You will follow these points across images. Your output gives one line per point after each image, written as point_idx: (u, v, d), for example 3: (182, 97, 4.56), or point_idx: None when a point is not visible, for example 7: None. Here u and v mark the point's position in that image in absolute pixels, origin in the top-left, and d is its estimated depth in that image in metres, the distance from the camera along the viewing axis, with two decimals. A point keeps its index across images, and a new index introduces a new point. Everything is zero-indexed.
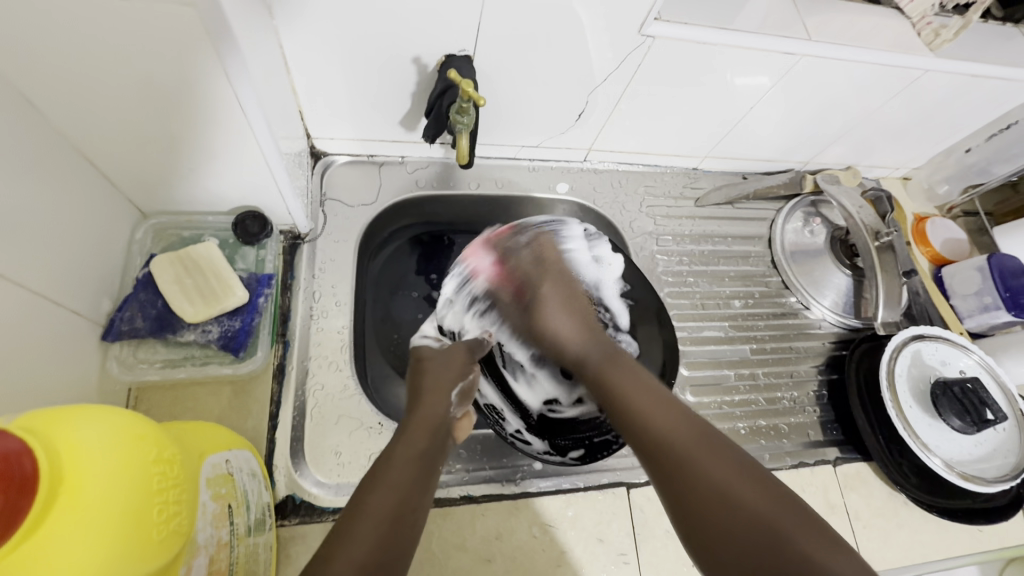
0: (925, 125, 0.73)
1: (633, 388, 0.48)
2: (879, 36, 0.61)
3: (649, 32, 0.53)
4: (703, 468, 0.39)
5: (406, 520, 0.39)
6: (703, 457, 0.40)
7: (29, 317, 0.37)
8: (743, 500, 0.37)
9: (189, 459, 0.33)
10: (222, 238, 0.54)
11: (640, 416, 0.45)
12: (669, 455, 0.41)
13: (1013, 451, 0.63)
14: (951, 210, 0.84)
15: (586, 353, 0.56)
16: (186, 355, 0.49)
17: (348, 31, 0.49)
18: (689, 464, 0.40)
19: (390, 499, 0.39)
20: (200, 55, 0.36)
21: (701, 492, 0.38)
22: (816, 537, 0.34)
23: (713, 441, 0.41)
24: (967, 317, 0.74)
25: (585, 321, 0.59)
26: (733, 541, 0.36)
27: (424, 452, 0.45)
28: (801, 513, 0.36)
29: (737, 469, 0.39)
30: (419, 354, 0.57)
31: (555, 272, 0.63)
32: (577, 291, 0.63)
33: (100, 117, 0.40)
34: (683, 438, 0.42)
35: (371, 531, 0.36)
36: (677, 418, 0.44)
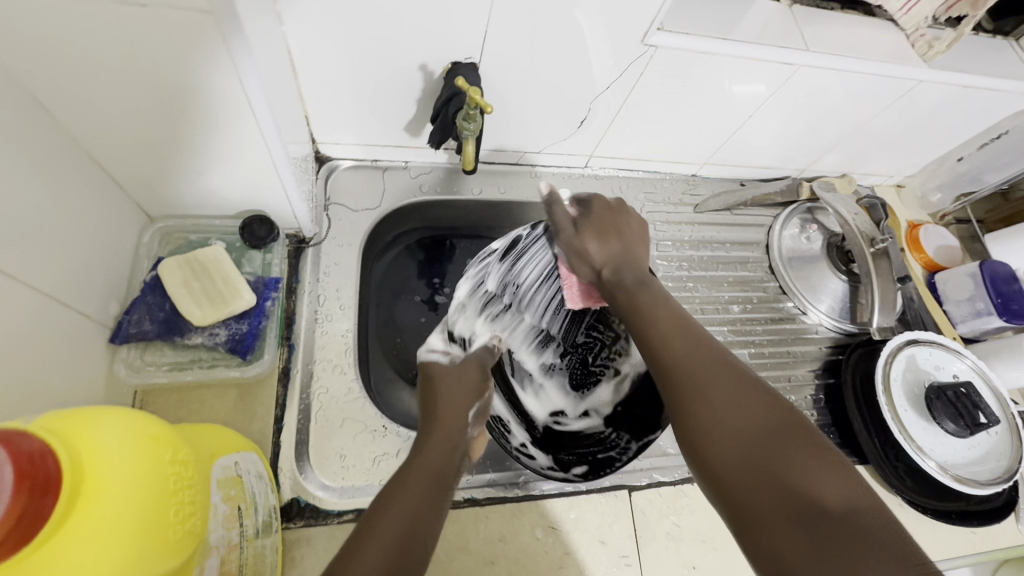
0: (919, 134, 0.75)
1: (650, 306, 0.45)
2: (874, 47, 0.62)
3: (652, 42, 0.54)
4: (708, 389, 0.37)
5: (418, 539, 0.37)
6: (710, 378, 0.38)
7: (39, 319, 0.37)
8: (743, 424, 0.35)
9: (201, 461, 0.33)
10: (228, 241, 0.54)
11: (652, 339, 0.43)
12: (677, 370, 0.40)
13: (1005, 454, 0.65)
14: (944, 217, 0.86)
15: (613, 271, 0.52)
16: (193, 358, 0.49)
17: (357, 37, 0.50)
18: (696, 382, 0.38)
19: (401, 516, 0.37)
20: (214, 61, 0.36)
21: (703, 413, 0.37)
22: (818, 463, 0.33)
23: (725, 364, 0.39)
24: (961, 322, 0.76)
25: (626, 247, 0.53)
26: (727, 461, 0.35)
27: (439, 471, 0.43)
28: (807, 440, 0.34)
29: (745, 390, 0.37)
30: (430, 371, 0.54)
31: (606, 207, 0.57)
32: (625, 219, 0.56)
33: (112, 121, 0.40)
34: (692, 359, 0.40)
35: (381, 552, 0.35)
36: (690, 342, 0.41)
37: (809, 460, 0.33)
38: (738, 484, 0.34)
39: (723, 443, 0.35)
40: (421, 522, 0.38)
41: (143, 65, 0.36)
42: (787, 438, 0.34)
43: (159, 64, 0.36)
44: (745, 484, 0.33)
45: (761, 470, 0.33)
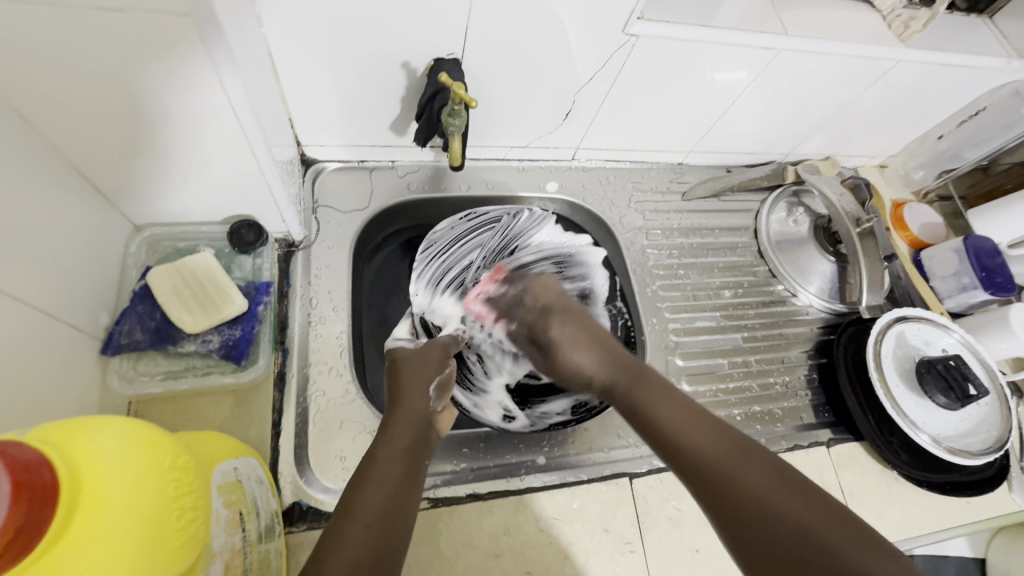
0: (900, 114, 0.76)
1: (665, 402, 0.49)
2: (851, 29, 0.63)
3: (633, 31, 0.54)
4: (750, 486, 0.40)
5: (398, 517, 0.40)
6: (739, 474, 0.41)
7: (28, 333, 0.37)
8: (787, 513, 0.38)
9: (201, 468, 0.33)
10: (217, 248, 0.54)
11: (682, 442, 0.45)
12: (711, 471, 0.42)
13: (996, 423, 0.66)
14: (926, 194, 0.87)
15: (611, 378, 0.55)
16: (187, 366, 0.49)
17: (337, 36, 0.49)
18: (732, 479, 0.41)
19: (377, 497, 0.40)
20: (195, 64, 0.36)
21: (737, 512, 0.40)
22: (857, 541, 0.36)
23: (743, 446, 0.43)
24: (947, 297, 0.77)
25: (603, 347, 0.57)
26: (769, 551, 0.37)
27: (412, 447, 0.46)
28: (849, 520, 0.37)
29: (767, 475, 0.41)
30: (394, 355, 0.55)
31: (562, 308, 0.62)
32: (592, 320, 0.61)
33: (93, 130, 0.39)
34: (714, 447, 0.44)
35: (360, 533, 0.37)
36: (714, 437, 0.45)
37: (846, 539, 0.36)
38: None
39: (760, 534, 0.38)
40: (396, 496, 0.41)
41: (123, 70, 0.36)
42: (820, 518, 0.38)
43: (135, 67, 0.36)
44: None
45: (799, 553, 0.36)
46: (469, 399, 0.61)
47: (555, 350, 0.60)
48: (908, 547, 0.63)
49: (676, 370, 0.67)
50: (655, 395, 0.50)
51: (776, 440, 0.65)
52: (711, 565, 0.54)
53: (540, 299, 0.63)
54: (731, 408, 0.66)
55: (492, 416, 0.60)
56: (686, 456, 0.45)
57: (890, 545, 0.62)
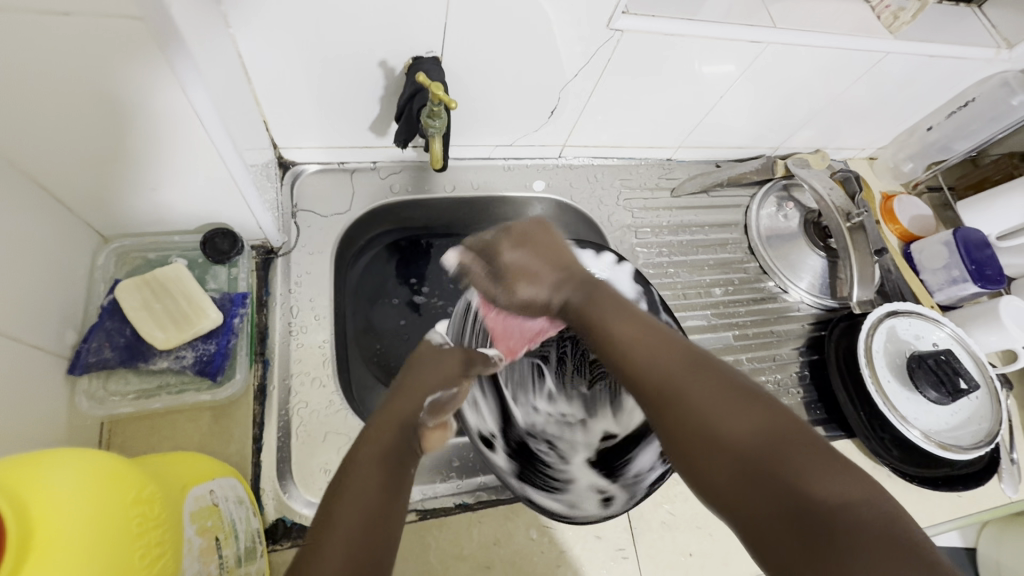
0: (889, 106, 0.75)
1: (631, 326, 0.50)
2: (839, 20, 0.62)
3: (617, 26, 0.52)
4: (696, 400, 0.41)
5: (378, 525, 0.39)
6: (694, 389, 0.42)
7: None
8: (726, 424, 0.38)
9: (171, 496, 0.32)
10: (190, 258, 0.52)
11: (639, 359, 0.47)
12: (666, 386, 0.43)
13: (987, 417, 0.66)
14: (916, 186, 0.86)
15: (565, 298, 0.56)
16: (160, 384, 0.47)
17: (310, 35, 0.47)
18: (682, 391, 0.42)
19: (355, 507, 0.39)
20: (154, 70, 0.34)
21: (698, 428, 0.40)
22: (807, 455, 0.36)
23: (710, 374, 0.43)
24: (937, 290, 0.77)
25: (562, 266, 0.57)
26: (724, 465, 0.37)
27: (395, 450, 0.44)
28: (800, 437, 0.37)
29: (728, 396, 0.40)
30: (407, 354, 0.54)
31: (522, 232, 0.59)
32: (557, 240, 0.59)
33: (49, 141, 0.37)
34: (678, 373, 0.44)
35: (336, 545, 0.36)
36: (674, 355, 0.45)
37: (806, 454, 0.36)
38: (736, 488, 0.36)
39: (715, 449, 0.38)
40: (380, 503, 0.40)
41: (76, 75, 0.33)
42: (781, 437, 0.37)
43: (90, 73, 0.34)
44: (745, 491, 0.36)
45: (756, 470, 0.36)
46: (480, 422, 0.53)
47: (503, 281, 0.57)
48: None
49: None
50: (626, 326, 0.50)
51: None
52: (705, 568, 0.54)
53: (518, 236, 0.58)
54: None
55: (499, 452, 0.51)
56: (647, 378, 0.45)
57: None
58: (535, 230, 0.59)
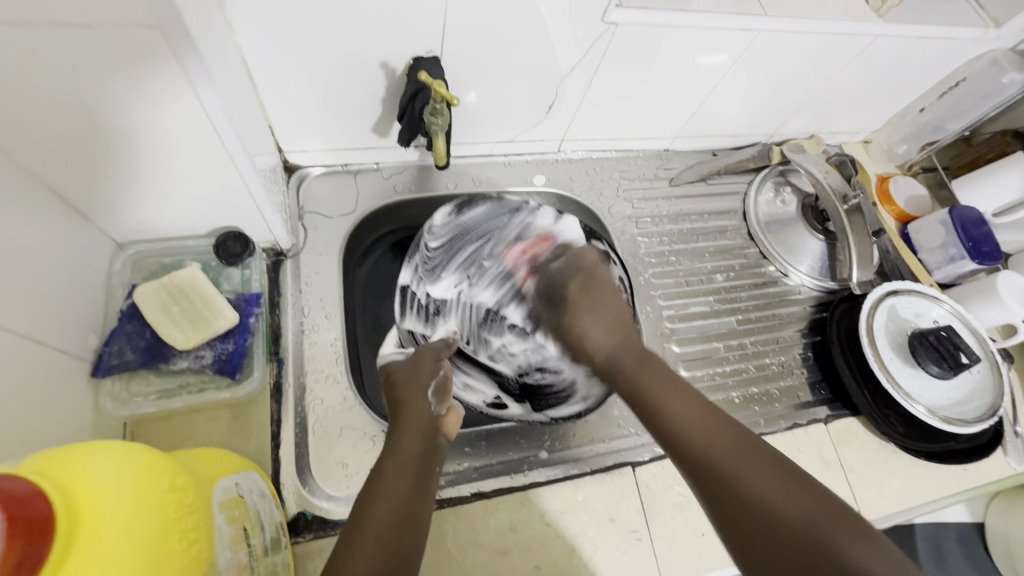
0: (881, 88, 0.76)
1: (663, 388, 0.48)
2: (830, 5, 0.63)
3: (612, 19, 0.53)
4: (747, 479, 0.39)
5: (410, 529, 0.39)
6: (740, 466, 0.40)
7: (16, 361, 0.36)
8: (781, 508, 0.37)
9: (200, 486, 0.33)
10: (203, 262, 0.53)
11: (677, 427, 0.44)
12: (710, 461, 0.41)
13: (988, 391, 0.67)
14: (911, 167, 0.87)
15: (612, 354, 0.53)
16: (180, 383, 0.48)
17: (312, 41, 0.49)
18: (729, 470, 0.40)
19: (388, 508, 0.40)
20: (169, 79, 0.35)
21: (751, 512, 0.38)
22: (861, 538, 0.35)
23: (752, 449, 0.41)
24: (936, 269, 0.78)
25: (616, 321, 0.55)
26: (776, 552, 0.36)
27: (420, 455, 0.45)
28: (850, 521, 0.36)
29: (776, 477, 0.39)
30: (387, 370, 0.54)
31: (588, 274, 0.58)
32: (599, 279, 0.58)
33: (67, 150, 0.38)
34: (721, 447, 0.42)
35: (372, 545, 0.37)
36: (714, 423, 0.43)
37: (858, 541, 0.35)
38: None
39: (771, 535, 0.36)
40: (409, 505, 0.41)
41: (91, 83, 0.35)
42: (838, 522, 0.36)
43: (106, 82, 0.35)
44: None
45: (813, 557, 0.34)
46: (478, 397, 0.61)
47: (567, 309, 0.58)
48: (907, 517, 0.64)
49: (673, 357, 0.68)
50: (663, 390, 0.47)
51: (774, 420, 0.66)
52: (718, 547, 0.55)
53: (575, 261, 0.60)
54: (729, 390, 0.67)
55: (511, 407, 0.61)
56: (691, 452, 0.42)
57: (890, 516, 0.63)
58: (592, 260, 0.60)
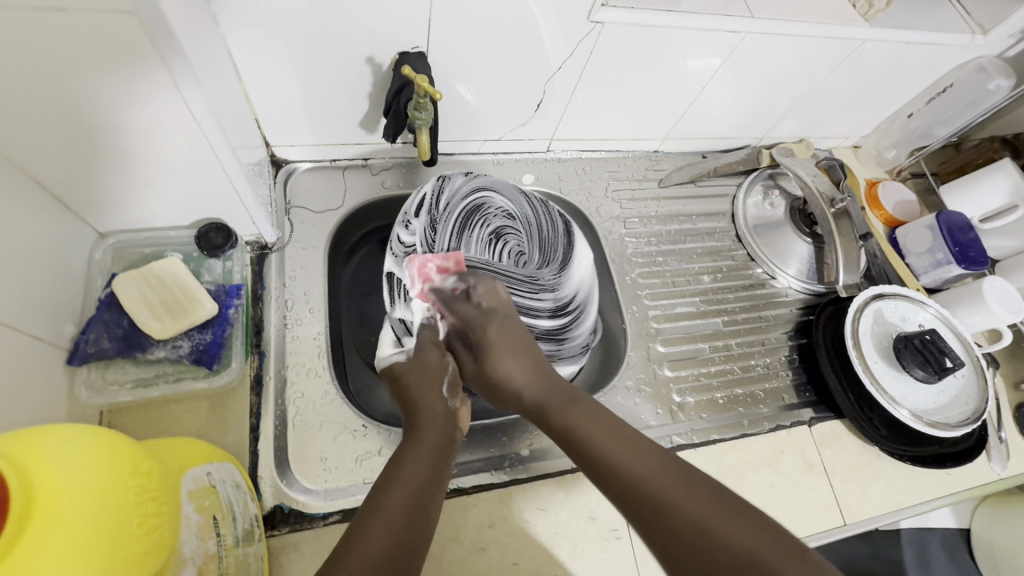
0: (870, 93, 0.77)
1: (587, 420, 0.45)
2: (818, 9, 0.63)
3: (598, 18, 0.53)
4: (675, 497, 0.38)
5: (420, 518, 0.39)
6: (673, 489, 0.38)
7: None
8: (717, 532, 0.35)
9: (169, 474, 0.32)
10: (185, 253, 0.53)
11: (610, 468, 0.41)
12: (648, 496, 0.39)
13: (973, 395, 0.67)
14: (900, 173, 0.88)
15: (540, 398, 0.49)
16: (157, 373, 0.48)
17: (298, 36, 0.49)
18: (665, 500, 0.38)
19: (404, 496, 0.39)
20: (145, 65, 0.35)
21: (656, 510, 0.38)
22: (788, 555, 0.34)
23: (679, 473, 0.40)
24: (922, 274, 0.78)
25: (534, 359, 0.53)
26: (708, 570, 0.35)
27: (438, 446, 0.46)
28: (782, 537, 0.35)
29: (706, 496, 0.38)
30: (394, 374, 0.53)
31: (502, 318, 0.55)
32: (526, 334, 0.55)
33: (47, 137, 0.38)
34: (653, 471, 0.40)
35: (384, 529, 0.36)
36: (640, 452, 0.42)
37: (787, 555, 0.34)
38: None
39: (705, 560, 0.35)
40: (426, 493, 0.41)
41: (68, 69, 0.35)
42: (761, 536, 0.35)
43: (82, 67, 0.35)
44: None
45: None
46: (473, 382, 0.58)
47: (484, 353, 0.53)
48: (890, 520, 0.63)
49: (658, 356, 0.67)
50: (582, 418, 0.46)
51: (758, 421, 0.66)
52: None
53: (489, 299, 0.56)
54: (713, 391, 0.67)
55: None
56: (598, 462, 0.42)
57: (873, 519, 0.63)
58: (502, 295, 0.56)
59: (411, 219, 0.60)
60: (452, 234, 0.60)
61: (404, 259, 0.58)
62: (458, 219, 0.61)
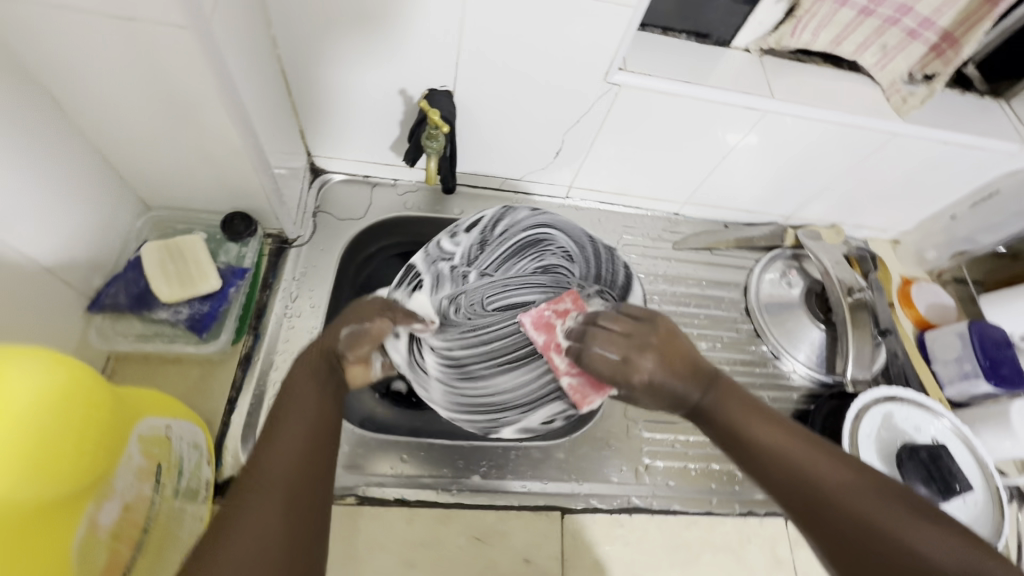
0: (908, 188, 0.74)
1: (753, 417, 0.45)
2: (849, 99, 0.63)
3: (614, 80, 0.57)
4: (844, 498, 0.38)
5: (308, 492, 0.37)
6: (835, 489, 0.39)
7: (15, 282, 0.42)
8: (892, 531, 0.36)
9: (126, 415, 0.37)
10: (210, 234, 0.59)
11: (777, 461, 0.41)
12: (818, 502, 0.39)
13: (981, 528, 0.60)
14: (940, 275, 0.83)
15: (701, 397, 0.48)
16: (157, 331, 0.53)
17: (343, 64, 0.56)
18: (837, 500, 0.38)
19: (281, 465, 0.37)
20: (192, 73, 0.42)
21: (824, 508, 0.38)
22: (953, 552, 0.35)
23: (844, 461, 0.41)
24: (947, 384, 0.72)
25: (691, 361, 0.50)
26: None
27: (319, 407, 0.42)
28: (937, 531, 0.36)
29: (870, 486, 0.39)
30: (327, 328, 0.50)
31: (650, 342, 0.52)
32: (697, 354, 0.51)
33: (111, 120, 0.46)
34: (833, 478, 0.39)
35: (264, 510, 0.35)
36: (820, 454, 0.41)
37: (917, 526, 0.37)
38: None
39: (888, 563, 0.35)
40: (305, 463, 0.38)
41: (129, 73, 0.42)
42: (920, 525, 0.37)
43: (140, 72, 0.42)
44: None
45: None
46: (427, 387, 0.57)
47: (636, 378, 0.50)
48: None
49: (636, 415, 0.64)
50: (741, 413, 0.45)
51: None
52: None
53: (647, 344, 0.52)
54: (686, 462, 0.62)
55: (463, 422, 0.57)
56: (732, 430, 0.45)
57: None
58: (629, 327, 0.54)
59: (461, 233, 0.64)
60: (495, 258, 0.65)
61: (428, 258, 0.62)
62: (509, 249, 0.65)
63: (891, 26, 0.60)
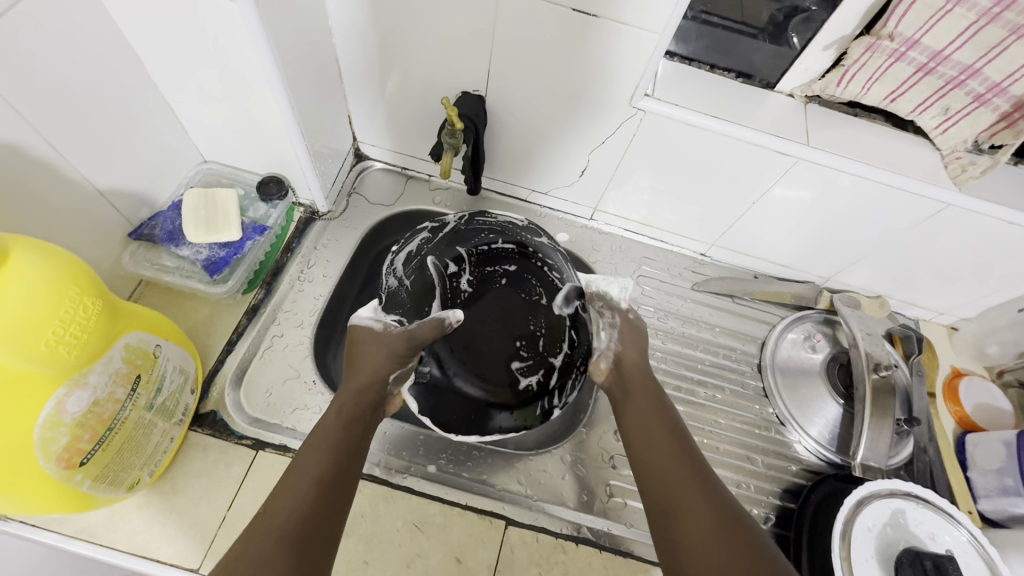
0: (968, 269, 0.67)
1: (652, 413, 0.53)
2: (899, 160, 0.59)
3: (639, 105, 0.57)
4: (685, 512, 0.44)
5: (318, 529, 0.40)
6: (693, 511, 0.44)
7: (66, 200, 0.50)
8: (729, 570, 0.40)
9: (115, 321, 0.42)
10: (247, 192, 0.65)
11: (652, 461, 0.49)
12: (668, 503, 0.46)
13: None
14: (1001, 373, 0.74)
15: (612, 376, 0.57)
16: (178, 266, 0.60)
17: (389, 59, 0.61)
18: (678, 511, 0.45)
19: (304, 495, 0.41)
20: (239, 46, 0.48)
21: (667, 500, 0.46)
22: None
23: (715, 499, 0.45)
24: (982, 496, 0.63)
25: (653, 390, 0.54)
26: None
27: (361, 415, 0.49)
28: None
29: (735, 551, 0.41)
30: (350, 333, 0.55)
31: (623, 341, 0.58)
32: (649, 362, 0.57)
33: (177, 78, 0.53)
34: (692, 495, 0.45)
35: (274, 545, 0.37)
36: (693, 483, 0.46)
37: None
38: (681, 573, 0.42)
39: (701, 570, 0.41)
40: (336, 486, 0.43)
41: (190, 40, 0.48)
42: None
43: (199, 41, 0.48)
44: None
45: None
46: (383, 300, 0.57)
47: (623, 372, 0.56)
48: None
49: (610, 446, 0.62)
50: (644, 408, 0.53)
51: None
52: None
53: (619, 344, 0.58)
54: None
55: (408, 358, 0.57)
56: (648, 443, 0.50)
57: None
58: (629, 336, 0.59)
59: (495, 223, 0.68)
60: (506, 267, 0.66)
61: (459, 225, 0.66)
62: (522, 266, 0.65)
63: (955, 87, 0.55)
